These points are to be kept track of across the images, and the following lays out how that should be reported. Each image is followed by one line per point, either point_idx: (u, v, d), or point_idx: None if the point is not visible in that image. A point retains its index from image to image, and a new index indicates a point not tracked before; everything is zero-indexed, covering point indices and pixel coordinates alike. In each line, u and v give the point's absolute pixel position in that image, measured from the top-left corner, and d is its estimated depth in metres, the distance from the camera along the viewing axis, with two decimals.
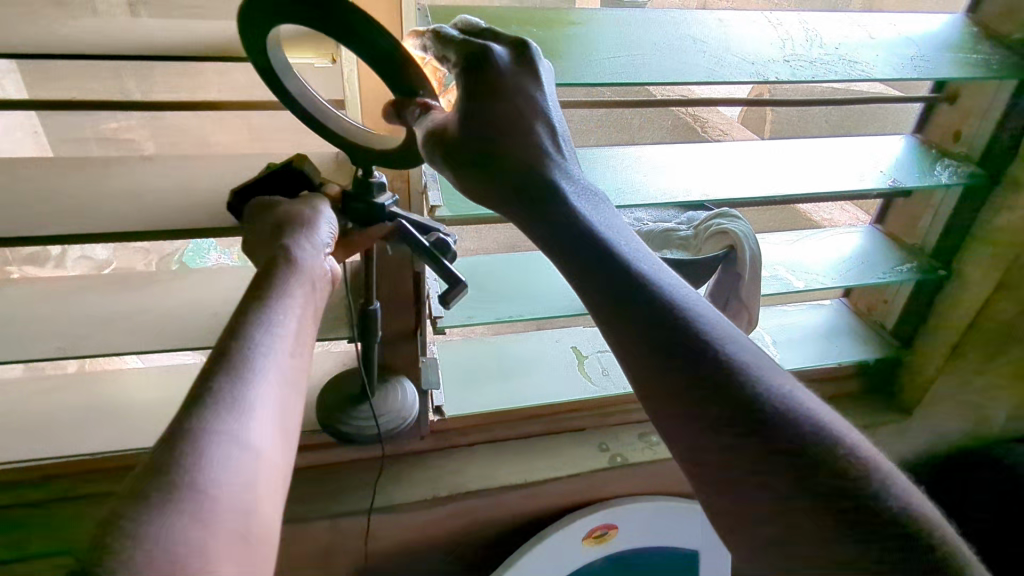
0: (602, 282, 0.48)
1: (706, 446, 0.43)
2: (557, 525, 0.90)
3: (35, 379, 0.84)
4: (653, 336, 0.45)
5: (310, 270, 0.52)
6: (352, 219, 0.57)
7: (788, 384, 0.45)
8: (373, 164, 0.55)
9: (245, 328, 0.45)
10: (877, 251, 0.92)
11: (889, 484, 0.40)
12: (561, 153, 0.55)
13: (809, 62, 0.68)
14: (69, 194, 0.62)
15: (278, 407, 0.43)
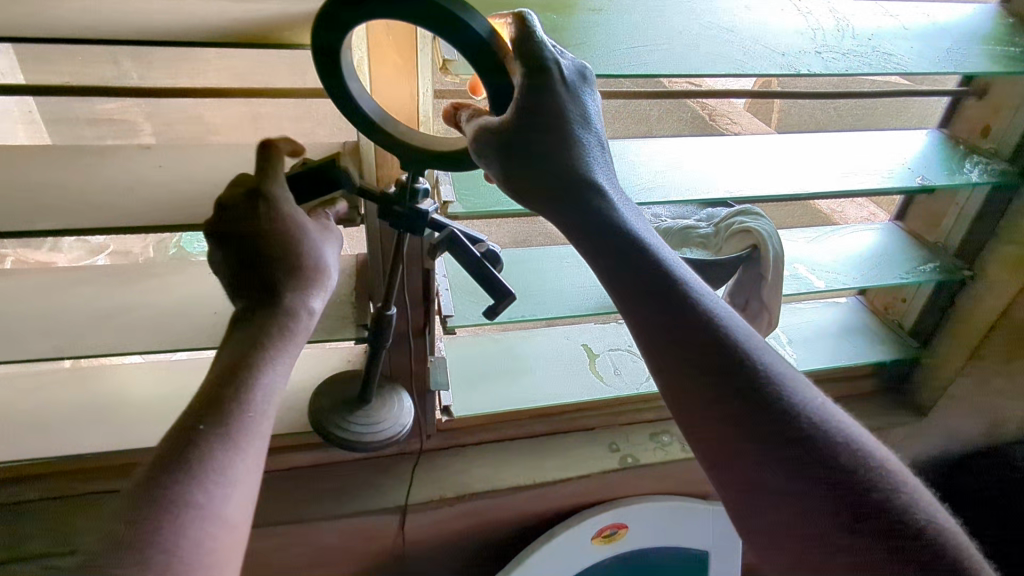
0: (656, 309, 0.48)
1: (753, 479, 0.45)
2: (566, 523, 0.88)
3: (29, 375, 0.81)
4: (703, 367, 0.47)
5: (311, 326, 0.53)
6: (393, 224, 0.53)
7: (825, 405, 0.47)
8: (421, 171, 0.51)
9: (230, 389, 0.46)
10: (898, 249, 0.90)
11: (928, 514, 0.44)
12: (602, 162, 0.51)
13: (841, 54, 0.65)
14: (62, 186, 0.59)
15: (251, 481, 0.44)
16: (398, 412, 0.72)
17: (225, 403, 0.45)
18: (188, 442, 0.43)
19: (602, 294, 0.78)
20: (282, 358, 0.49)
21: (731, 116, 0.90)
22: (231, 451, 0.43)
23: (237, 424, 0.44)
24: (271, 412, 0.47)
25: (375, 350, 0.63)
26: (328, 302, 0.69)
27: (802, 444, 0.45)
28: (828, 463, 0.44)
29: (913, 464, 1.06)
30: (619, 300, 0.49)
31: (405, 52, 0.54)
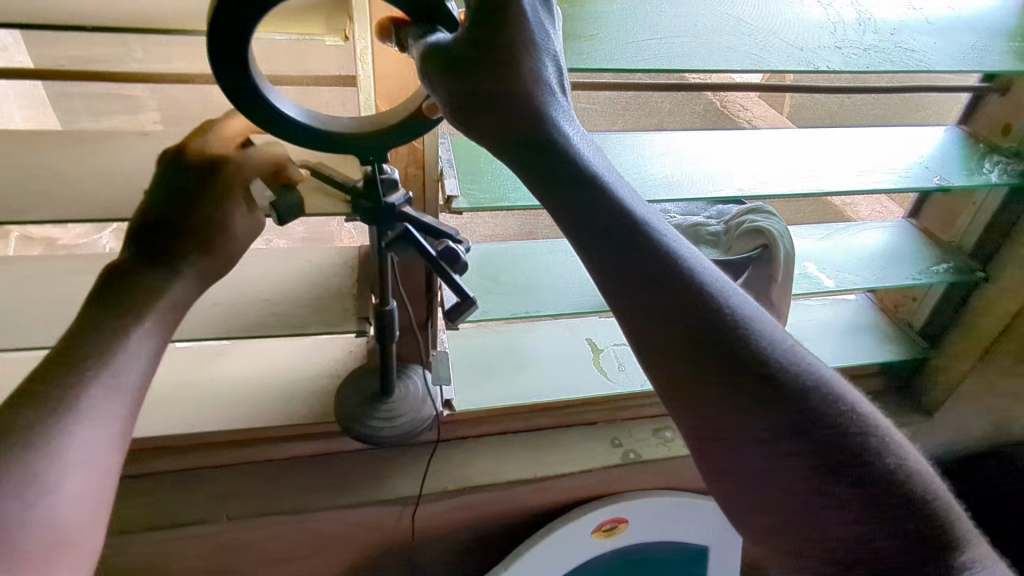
0: (617, 252, 0.46)
1: (720, 426, 0.44)
2: (566, 518, 0.88)
3: (28, 360, 0.81)
4: (664, 311, 0.45)
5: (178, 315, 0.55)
6: (365, 218, 0.53)
7: (795, 345, 0.46)
8: (377, 162, 0.51)
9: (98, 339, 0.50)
10: (909, 248, 0.88)
11: (904, 461, 0.42)
12: (563, 102, 0.49)
13: (862, 50, 0.63)
14: (56, 176, 0.58)
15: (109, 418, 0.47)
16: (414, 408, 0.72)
17: (43, 408, 0.46)
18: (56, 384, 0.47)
19: None
20: (124, 352, 0.50)
21: (743, 103, 0.88)
22: (40, 456, 0.44)
23: (55, 425, 0.45)
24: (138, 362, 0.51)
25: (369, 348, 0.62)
26: (329, 295, 0.68)
27: (769, 388, 0.43)
28: (805, 425, 0.42)
29: None
30: (581, 247, 0.47)
31: None
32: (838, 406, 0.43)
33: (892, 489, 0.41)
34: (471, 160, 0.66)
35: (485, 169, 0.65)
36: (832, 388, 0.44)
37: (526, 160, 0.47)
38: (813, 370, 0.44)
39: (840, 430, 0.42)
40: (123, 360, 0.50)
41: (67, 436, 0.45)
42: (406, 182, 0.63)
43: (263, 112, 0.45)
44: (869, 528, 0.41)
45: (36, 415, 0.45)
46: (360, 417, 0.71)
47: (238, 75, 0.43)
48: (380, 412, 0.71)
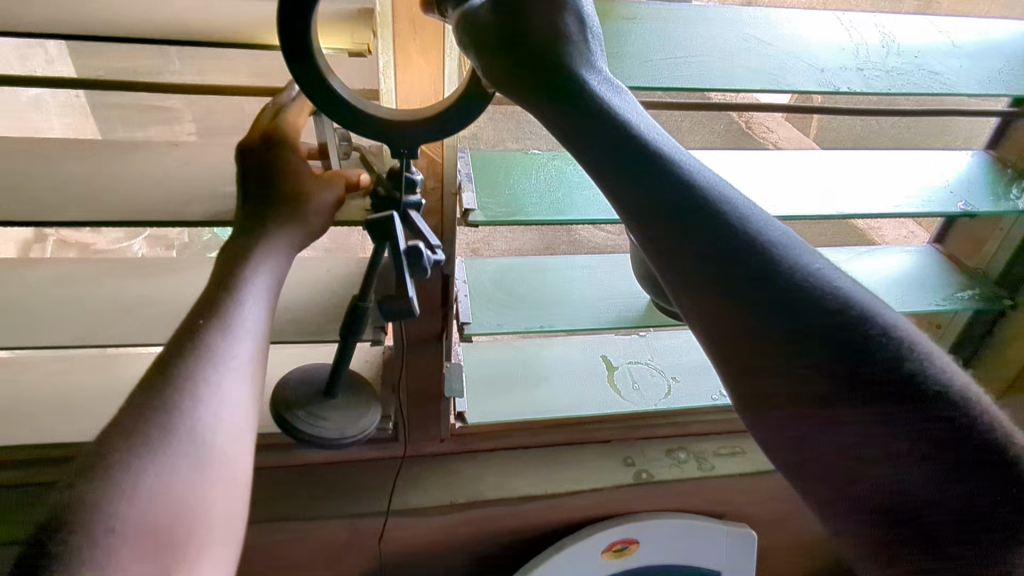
0: (634, 170, 0.38)
1: (761, 371, 0.34)
2: (577, 536, 0.87)
3: (56, 359, 0.83)
4: (694, 232, 0.36)
5: (277, 283, 0.51)
6: (378, 209, 0.55)
7: (854, 283, 0.35)
8: (406, 156, 0.50)
9: (211, 319, 0.45)
10: (933, 273, 0.87)
11: (1014, 437, 0.33)
12: (587, 42, 0.45)
13: (884, 72, 0.63)
14: (87, 179, 0.60)
15: (231, 404, 0.42)
16: (351, 423, 0.69)
17: (207, 327, 0.45)
18: (160, 380, 0.42)
19: (622, 306, 0.77)
20: (263, 267, 0.50)
21: (767, 124, 0.88)
22: (216, 369, 0.43)
23: (220, 342, 0.44)
24: (251, 351, 0.46)
25: (344, 340, 0.62)
26: (344, 303, 0.69)
27: (830, 323, 0.33)
28: (910, 403, 0.32)
29: None
30: (592, 167, 0.40)
31: (432, 55, 0.53)
32: (911, 349, 0.33)
33: (1005, 468, 0.32)
34: (487, 174, 0.66)
35: (501, 183, 0.66)
36: (903, 331, 0.34)
37: (539, 88, 0.42)
38: (876, 305, 0.34)
39: (949, 403, 0.32)
40: (240, 325, 0.46)
41: (232, 351, 0.44)
42: (425, 195, 0.63)
43: (318, 84, 0.44)
44: (956, 503, 0.32)
45: (202, 334, 0.44)
46: (290, 400, 0.69)
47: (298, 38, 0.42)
48: (313, 407, 0.69)
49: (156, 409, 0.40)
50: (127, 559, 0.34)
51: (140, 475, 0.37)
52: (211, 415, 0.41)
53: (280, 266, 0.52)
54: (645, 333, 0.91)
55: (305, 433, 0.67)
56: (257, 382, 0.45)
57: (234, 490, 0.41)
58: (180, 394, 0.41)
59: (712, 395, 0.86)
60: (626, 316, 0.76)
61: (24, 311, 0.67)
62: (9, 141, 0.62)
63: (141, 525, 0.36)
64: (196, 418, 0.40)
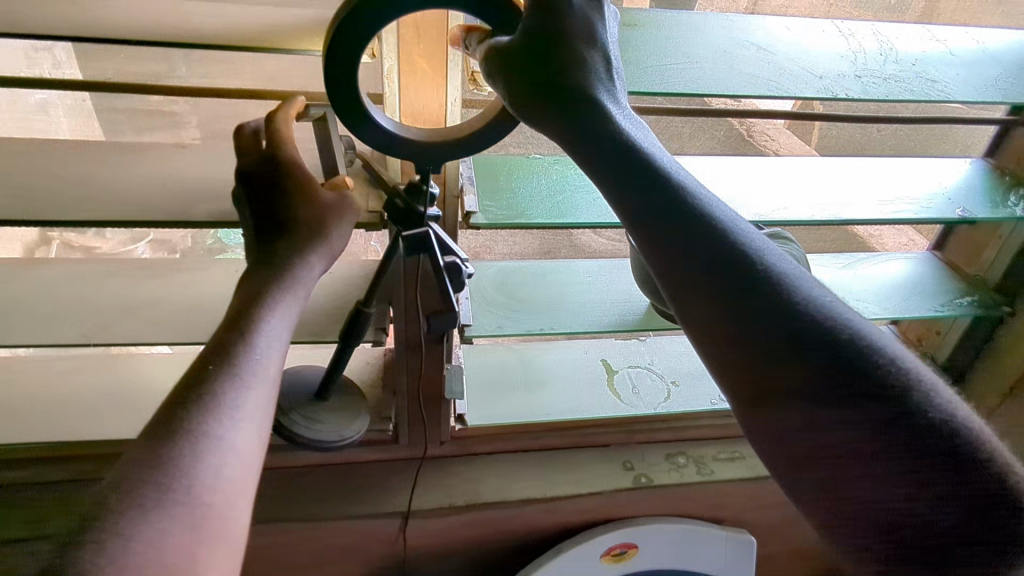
0: (650, 205, 0.44)
1: (755, 379, 0.42)
2: (576, 540, 0.87)
3: (58, 360, 0.84)
4: (702, 263, 0.43)
5: (293, 318, 0.51)
6: (393, 220, 0.55)
7: (836, 302, 0.42)
8: (430, 172, 0.52)
9: (221, 363, 0.45)
10: (932, 280, 0.87)
11: (980, 436, 0.39)
12: (612, 77, 0.49)
13: (883, 79, 0.63)
14: (94, 180, 0.60)
15: (239, 453, 0.43)
16: (346, 424, 0.70)
17: (217, 375, 0.44)
18: (169, 430, 0.42)
19: (622, 310, 0.78)
20: (279, 305, 0.50)
21: (768, 134, 0.87)
22: (221, 421, 0.43)
23: (228, 393, 0.44)
24: (262, 397, 0.46)
25: (343, 344, 0.63)
26: (347, 304, 0.69)
27: (808, 338, 0.40)
28: (879, 405, 0.39)
29: None
30: (614, 201, 0.46)
31: (438, 63, 0.54)
32: (883, 360, 0.40)
33: (971, 462, 0.38)
34: (489, 178, 0.67)
35: (502, 186, 0.67)
36: (875, 343, 0.40)
37: (565, 119, 0.47)
38: (852, 321, 0.41)
39: (912, 403, 0.39)
40: (249, 372, 0.45)
41: (239, 401, 0.44)
42: None
43: (359, 118, 0.47)
44: (924, 489, 0.38)
45: (211, 383, 0.44)
46: (285, 402, 0.69)
47: (343, 82, 0.45)
48: (308, 409, 0.70)
49: (155, 466, 0.40)
50: None
51: (144, 530, 0.37)
52: (211, 474, 0.41)
53: (298, 301, 0.51)
54: (645, 337, 0.92)
55: (301, 437, 0.68)
56: (264, 434, 0.45)
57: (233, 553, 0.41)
58: (186, 445, 0.41)
59: (711, 399, 0.86)
60: (625, 319, 0.76)
61: (29, 310, 0.68)
62: (19, 143, 0.63)
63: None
64: (195, 476, 0.40)
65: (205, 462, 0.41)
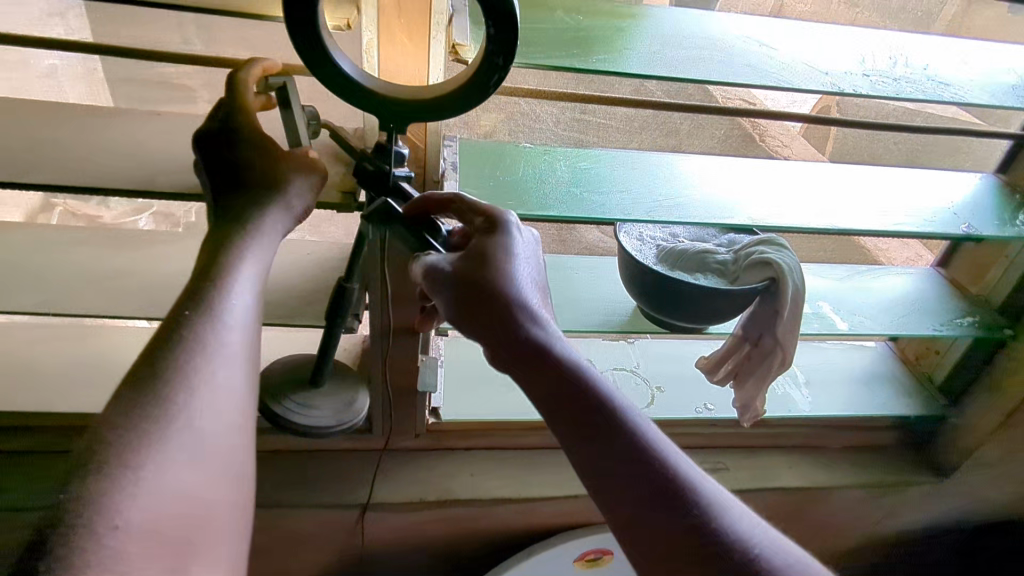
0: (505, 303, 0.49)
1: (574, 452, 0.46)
2: (549, 542, 0.85)
3: (30, 329, 0.82)
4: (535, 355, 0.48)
5: (268, 262, 0.49)
6: (364, 184, 0.52)
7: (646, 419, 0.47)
8: (394, 129, 0.49)
9: (198, 306, 0.44)
10: (933, 297, 0.84)
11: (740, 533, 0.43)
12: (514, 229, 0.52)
13: (893, 79, 0.59)
14: (61, 145, 0.58)
15: (225, 390, 0.43)
16: (346, 409, 0.70)
17: (195, 319, 0.44)
18: (148, 374, 0.41)
19: (608, 311, 0.75)
20: (254, 249, 0.48)
21: (780, 138, 0.85)
22: (207, 361, 0.43)
23: (209, 332, 0.43)
24: (244, 337, 0.46)
25: (319, 325, 0.59)
26: (323, 286, 0.67)
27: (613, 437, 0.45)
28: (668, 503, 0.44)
29: (926, 527, 0.99)
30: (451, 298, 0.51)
31: (417, 33, 0.51)
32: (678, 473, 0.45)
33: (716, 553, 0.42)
34: (474, 164, 0.65)
35: (487, 174, 0.64)
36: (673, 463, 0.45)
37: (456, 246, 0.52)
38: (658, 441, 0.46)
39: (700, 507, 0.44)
40: (229, 312, 0.45)
41: (227, 339, 0.44)
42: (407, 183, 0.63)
43: (322, 57, 0.43)
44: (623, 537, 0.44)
45: (190, 326, 0.43)
46: (277, 384, 0.69)
47: (305, 15, 0.41)
48: (305, 394, 0.69)
49: (144, 406, 0.40)
50: (136, 555, 0.35)
51: (142, 467, 0.38)
52: (203, 408, 0.42)
53: (270, 250, 0.49)
54: (632, 339, 0.89)
55: (298, 424, 0.67)
56: (250, 367, 0.46)
57: (233, 475, 0.43)
58: (169, 386, 0.41)
59: (696, 407, 0.84)
60: (611, 321, 0.74)
61: None
62: None
63: (152, 518, 0.37)
64: (189, 414, 0.41)
65: (193, 401, 0.41)
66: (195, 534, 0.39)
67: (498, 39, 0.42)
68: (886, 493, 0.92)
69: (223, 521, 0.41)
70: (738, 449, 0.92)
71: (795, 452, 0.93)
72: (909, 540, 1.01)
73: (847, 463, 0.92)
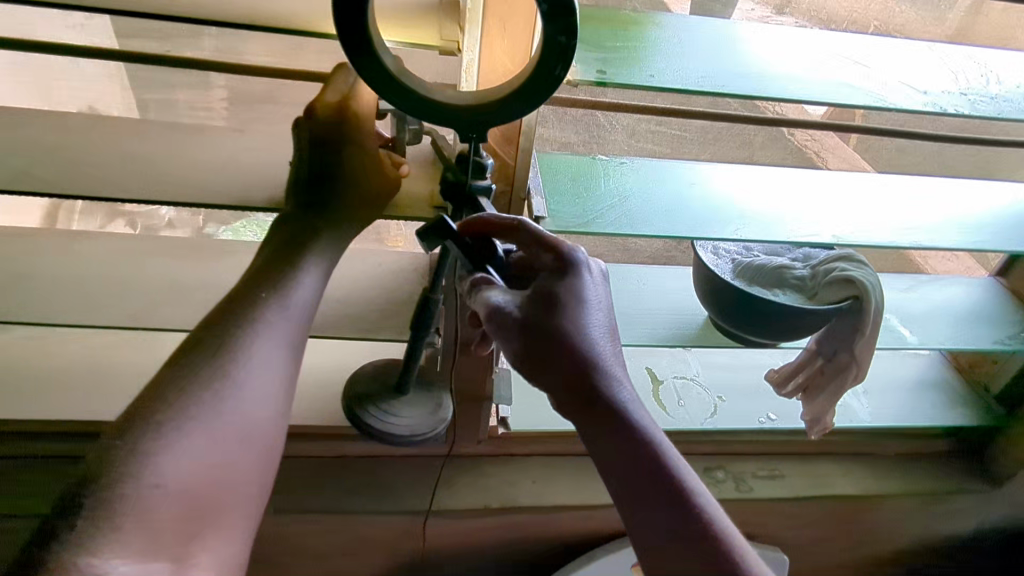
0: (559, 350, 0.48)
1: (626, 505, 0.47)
2: (608, 547, 0.86)
3: (97, 333, 0.82)
4: (595, 407, 0.48)
5: (333, 261, 0.55)
6: (447, 197, 0.52)
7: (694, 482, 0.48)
8: (472, 139, 0.47)
9: (256, 295, 0.51)
10: (995, 310, 0.84)
11: None
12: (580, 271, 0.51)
13: (990, 98, 0.59)
14: (151, 159, 0.58)
15: (266, 380, 0.49)
16: (422, 421, 0.71)
17: (258, 303, 0.51)
18: (206, 350, 0.49)
19: (677, 322, 0.75)
20: (320, 253, 0.54)
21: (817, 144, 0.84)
22: (252, 346, 0.49)
23: (259, 322, 0.50)
24: (292, 334, 0.51)
25: (413, 339, 0.61)
26: (401, 299, 0.68)
27: (663, 499, 0.47)
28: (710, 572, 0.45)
29: (975, 535, 0.99)
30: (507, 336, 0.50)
31: (517, 59, 0.50)
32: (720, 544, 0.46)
33: None
34: (555, 181, 0.64)
35: (569, 190, 0.64)
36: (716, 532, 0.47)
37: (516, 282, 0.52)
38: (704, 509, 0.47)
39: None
40: (280, 309, 0.51)
41: (269, 336, 0.50)
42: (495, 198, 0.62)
43: (382, 75, 0.42)
44: None
45: (248, 310, 0.50)
46: (363, 393, 0.71)
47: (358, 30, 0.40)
48: (384, 401, 0.71)
49: (192, 382, 0.47)
50: (155, 514, 0.43)
51: (174, 440, 0.45)
52: (244, 394, 0.48)
53: (335, 252, 0.55)
54: (690, 347, 0.89)
55: (375, 429, 0.70)
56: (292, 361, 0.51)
57: (257, 461, 0.49)
58: (219, 367, 0.48)
59: (758, 419, 0.84)
60: (681, 334, 0.74)
61: (74, 286, 0.66)
62: (78, 117, 0.61)
63: (176, 488, 0.44)
64: (227, 397, 0.47)
65: (233, 386, 0.48)
66: (213, 505, 0.46)
67: (562, 17, 0.39)
68: (939, 502, 0.93)
69: (236, 498, 0.47)
70: (792, 456, 0.92)
71: (850, 460, 0.93)
72: (958, 548, 1.02)
73: (899, 471, 0.93)
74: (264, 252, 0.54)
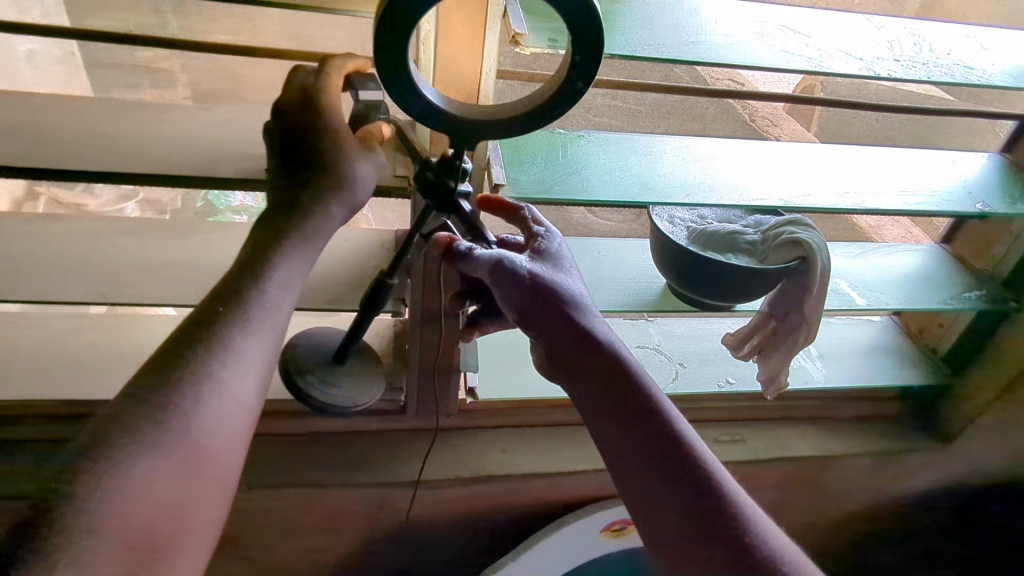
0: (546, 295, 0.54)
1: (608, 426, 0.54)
2: (578, 514, 0.89)
3: (63, 317, 0.82)
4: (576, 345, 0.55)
5: (311, 265, 0.54)
6: (423, 193, 0.51)
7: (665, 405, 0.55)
8: (465, 148, 0.48)
9: (228, 312, 0.49)
10: (939, 274, 0.88)
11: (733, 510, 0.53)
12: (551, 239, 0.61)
13: (918, 63, 0.62)
14: (116, 135, 0.59)
15: (235, 403, 0.48)
16: (363, 392, 0.72)
17: (224, 321, 0.49)
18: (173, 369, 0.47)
19: (636, 290, 0.78)
20: (295, 258, 0.52)
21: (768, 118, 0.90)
22: (223, 363, 0.48)
23: (230, 334, 0.48)
24: (260, 353, 0.50)
25: (364, 314, 0.62)
26: (367, 273, 0.69)
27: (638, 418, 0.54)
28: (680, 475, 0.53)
29: (928, 491, 1.04)
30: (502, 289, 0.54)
31: (477, 27, 0.53)
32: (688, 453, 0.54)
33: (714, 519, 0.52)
34: (513, 150, 0.66)
35: (526, 159, 0.66)
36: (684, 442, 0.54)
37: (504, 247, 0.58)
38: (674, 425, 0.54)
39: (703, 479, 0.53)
40: (247, 328, 0.49)
41: (243, 349, 0.49)
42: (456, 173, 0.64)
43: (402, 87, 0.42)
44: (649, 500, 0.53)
45: (218, 326, 0.49)
46: (306, 366, 0.71)
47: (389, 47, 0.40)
48: (325, 372, 0.71)
49: (153, 407, 0.45)
50: (99, 554, 0.41)
51: (130, 470, 0.43)
52: (210, 416, 0.47)
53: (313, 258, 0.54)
54: (651, 318, 0.92)
55: (319, 402, 0.70)
56: (264, 375, 0.50)
57: (219, 482, 0.48)
58: (183, 389, 0.46)
59: (718, 382, 0.87)
60: (641, 301, 0.76)
61: (42, 265, 0.66)
62: (40, 96, 0.61)
63: (128, 526, 0.43)
64: (191, 421, 0.46)
65: (195, 411, 0.46)
66: (162, 539, 0.44)
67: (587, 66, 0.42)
68: (892, 460, 0.97)
69: (193, 526, 0.46)
70: (753, 421, 0.96)
71: (808, 424, 0.97)
72: (913, 506, 1.06)
73: (855, 431, 0.97)
74: (239, 258, 0.53)
